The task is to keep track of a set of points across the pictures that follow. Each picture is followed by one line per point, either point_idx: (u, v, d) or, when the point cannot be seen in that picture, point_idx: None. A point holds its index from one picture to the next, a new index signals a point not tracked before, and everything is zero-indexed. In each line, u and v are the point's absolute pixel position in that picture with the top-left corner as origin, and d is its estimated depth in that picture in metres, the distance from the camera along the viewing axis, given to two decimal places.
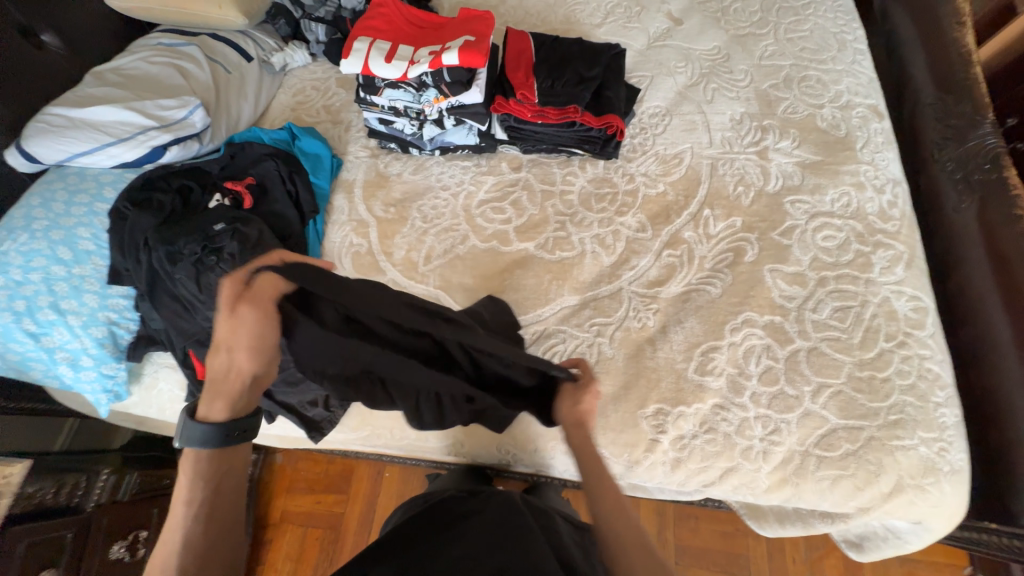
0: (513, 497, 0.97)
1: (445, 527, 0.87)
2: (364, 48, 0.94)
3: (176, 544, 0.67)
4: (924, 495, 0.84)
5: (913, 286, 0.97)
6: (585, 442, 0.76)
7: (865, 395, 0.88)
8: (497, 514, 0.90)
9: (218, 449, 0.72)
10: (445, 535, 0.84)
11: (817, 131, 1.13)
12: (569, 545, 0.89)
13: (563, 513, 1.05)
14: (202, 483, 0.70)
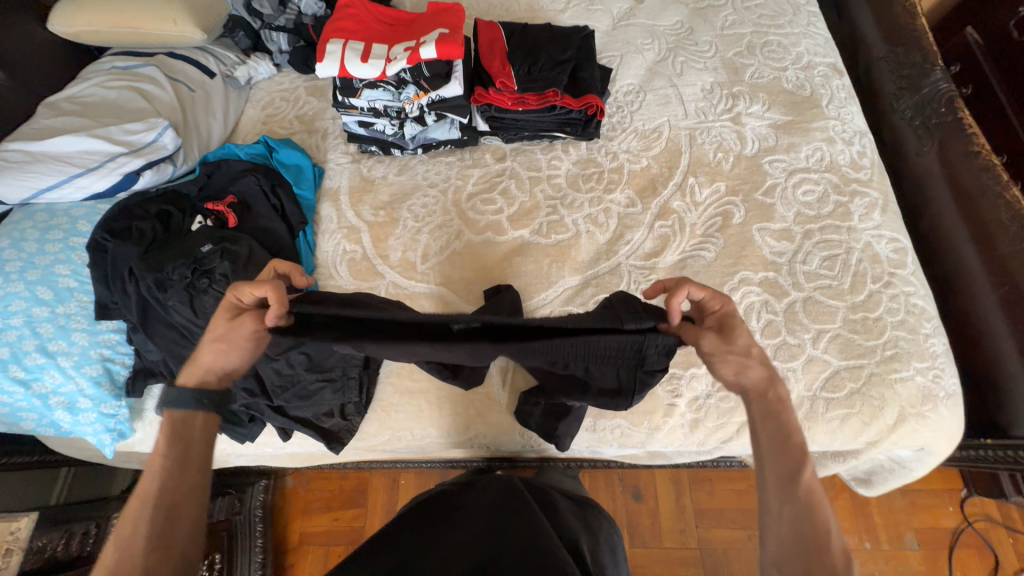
0: (511, 480, 1.00)
1: (443, 518, 0.90)
2: (338, 50, 0.92)
3: (148, 492, 0.60)
4: (925, 421, 0.89)
5: (891, 229, 1.02)
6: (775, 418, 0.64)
7: (861, 335, 0.93)
8: (494, 496, 0.93)
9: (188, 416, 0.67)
10: (443, 524, 0.88)
11: (784, 93, 1.18)
12: (569, 520, 0.94)
13: (562, 489, 1.09)
14: (183, 440, 0.66)
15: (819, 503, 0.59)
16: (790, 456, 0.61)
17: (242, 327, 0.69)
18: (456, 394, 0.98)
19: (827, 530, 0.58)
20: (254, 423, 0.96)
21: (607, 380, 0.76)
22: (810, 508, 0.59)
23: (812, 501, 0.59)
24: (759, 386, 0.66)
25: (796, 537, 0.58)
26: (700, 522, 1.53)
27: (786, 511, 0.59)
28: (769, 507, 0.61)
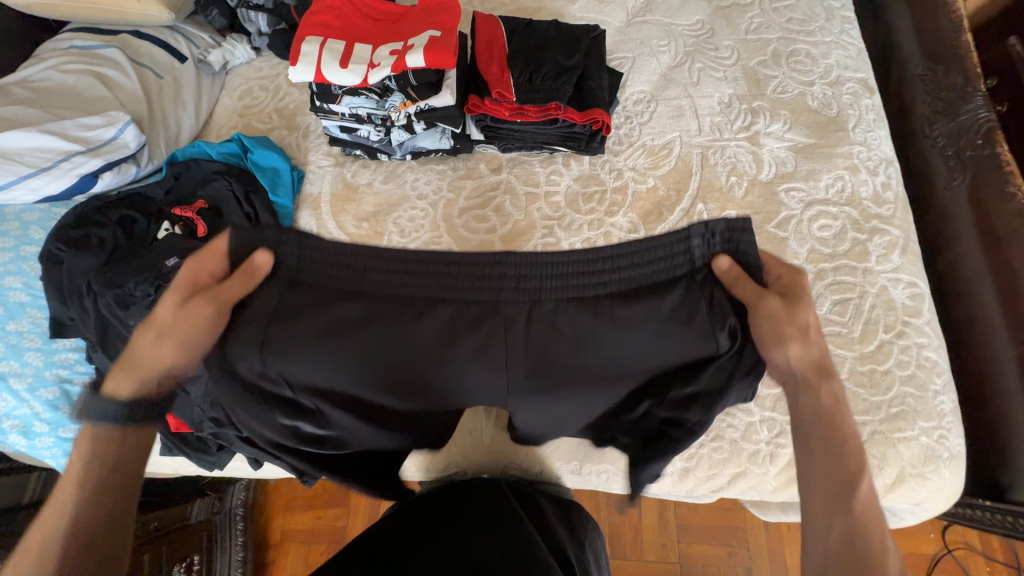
0: (500, 488, 0.89)
1: (432, 518, 0.81)
2: (315, 51, 0.81)
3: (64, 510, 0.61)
4: (925, 482, 0.85)
5: (910, 272, 0.95)
6: (836, 400, 0.62)
7: (867, 390, 0.87)
8: (480, 501, 0.85)
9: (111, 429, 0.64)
10: (433, 525, 0.79)
11: (808, 112, 1.08)
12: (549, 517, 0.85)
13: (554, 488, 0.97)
14: (113, 444, 0.64)
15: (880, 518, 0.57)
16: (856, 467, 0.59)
17: (194, 312, 0.60)
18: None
19: (880, 541, 0.56)
20: (222, 451, 0.91)
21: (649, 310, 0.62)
22: (866, 516, 0.57)
23: (864, 509, 0.57)
24: (812, 377, 0.63)
25: (846, 544, 0.56)
26: (681, 537, 1.53)
27: (847, 518, 0.57)
28: (813, 517, 0.60)
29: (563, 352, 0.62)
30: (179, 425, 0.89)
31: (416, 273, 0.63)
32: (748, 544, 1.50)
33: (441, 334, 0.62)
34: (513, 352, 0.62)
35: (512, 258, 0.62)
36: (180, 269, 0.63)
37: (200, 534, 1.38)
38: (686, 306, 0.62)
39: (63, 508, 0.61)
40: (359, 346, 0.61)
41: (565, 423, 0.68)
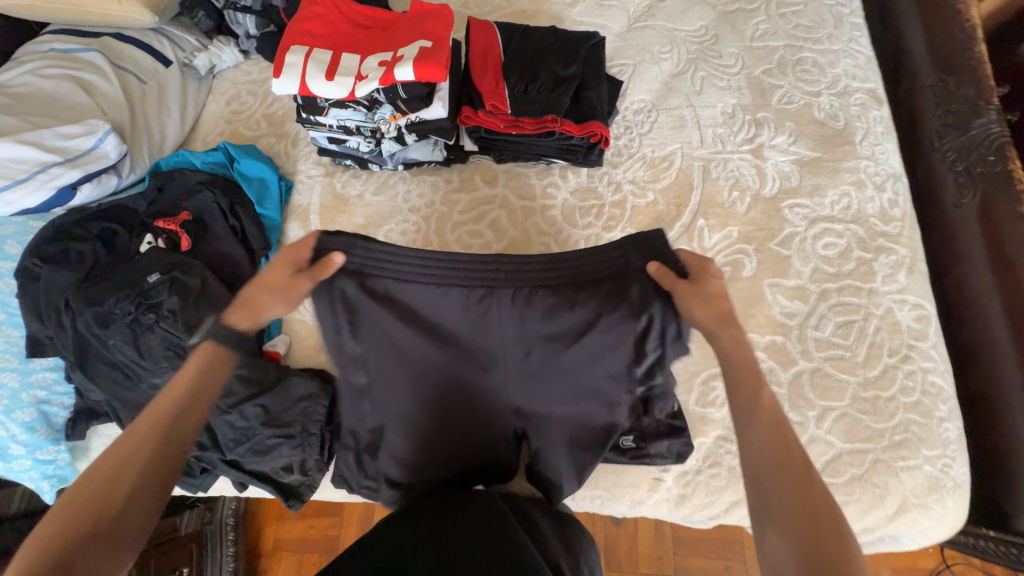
0: (496, 502, 0.79)
1: (418, 529, 0.73)
2: (299, 62, 0.78)
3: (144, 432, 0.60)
4: (927, 512, 0.82)
5: (916, 293, 0.92)
6: (736, 339, 0.65)
7: (870, 417, 0.85)
8: (474, 518, 0.75)
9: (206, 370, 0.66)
10: (420, 536, 0.72)
11: (814, 124, 1.05)
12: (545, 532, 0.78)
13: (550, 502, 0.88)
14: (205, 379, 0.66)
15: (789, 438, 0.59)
16: (754, 391, 0.62)
17: (298, 288, 0.67)
18: (470, 448, 0.83)
19: (801, 458, 0.57)
20: (206, 474, 0.89)
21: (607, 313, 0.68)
22: (778, 442, 0.58)
23: (773, 426, 0.59)
24: (710, 327, 0.65)
25: (770, 465, 0.58)
26: (678, 549, 1.51)
27: (759, 447, 0.59)
28: (746, 443, 0.60)
29: (536, 346, 0.71)
30: None
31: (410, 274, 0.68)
32: (745, 558, 1.49)
33: (466, 323, 0.70)
34: (524, 340, 0.70)
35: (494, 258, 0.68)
36: (279, 251, 0.70)
37: (187, 548, 1.36)
38: (618, 289, 0.67)
39: (144, 425, 0.61)
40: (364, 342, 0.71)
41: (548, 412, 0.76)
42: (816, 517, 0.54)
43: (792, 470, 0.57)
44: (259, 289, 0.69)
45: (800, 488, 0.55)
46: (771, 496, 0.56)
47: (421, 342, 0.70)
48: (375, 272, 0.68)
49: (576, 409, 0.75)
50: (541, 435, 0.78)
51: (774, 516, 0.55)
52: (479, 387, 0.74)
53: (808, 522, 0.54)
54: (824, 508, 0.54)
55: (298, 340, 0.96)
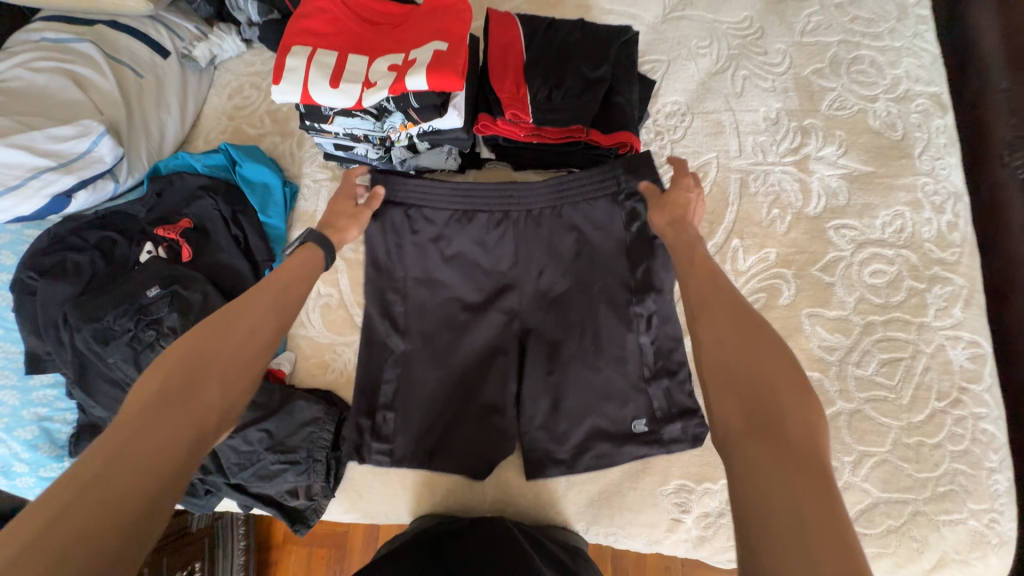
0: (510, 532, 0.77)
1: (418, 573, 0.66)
2: (301, 67, 0.70)
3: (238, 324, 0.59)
4: (969, 569, 0.76)
5: (972, 329, 0.84)
6: (683, 234, 0.68)
7: (912, 465, 0.79)
8: (488, 550, 0.73)
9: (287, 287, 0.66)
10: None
11: (868, 133, 0.94)
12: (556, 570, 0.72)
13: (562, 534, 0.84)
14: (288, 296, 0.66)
15: (715, 272, 0.60)
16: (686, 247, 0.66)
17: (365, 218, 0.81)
18: (489, 385, 0.86)
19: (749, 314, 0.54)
20: (211, 495, 0.86)
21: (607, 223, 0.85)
22: (721, 308, 0.55)
23: (717, 294, 0.57)
24: (665, 228, 0.71)
25: (720, 332, 0.53)
26: None
27: (706, 321, 0.55)
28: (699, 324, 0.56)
29: (548, 254, 0.87)
30: None
31: (447, 206, 0.87)
32: None
33: (491, 240, 0.88)
34: (538, 252, 0.87)
35: (512, 188, 0.86)
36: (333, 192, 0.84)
37: (201, 540, 1.35)
38: (609, 204, 0.84)
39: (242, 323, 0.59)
40: (410, 264, 0.87)
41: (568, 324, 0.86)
42: (778, 364, 0.48)
43: (746, 328, 0.52)
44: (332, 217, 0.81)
45: (722, 306, 0.55)
46: (731, 364, 0.51)
47: (456, 264, 0.88)
48: (423, 205, 0.86)
49: (592, 328, 0.84)
50: (556, 364, 0.85)
51: (708, 358, 0.53)
52: (504, 299, 0.88)
53: (766, 372, 0.48)
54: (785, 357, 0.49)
55: (304, 356, 0.92)
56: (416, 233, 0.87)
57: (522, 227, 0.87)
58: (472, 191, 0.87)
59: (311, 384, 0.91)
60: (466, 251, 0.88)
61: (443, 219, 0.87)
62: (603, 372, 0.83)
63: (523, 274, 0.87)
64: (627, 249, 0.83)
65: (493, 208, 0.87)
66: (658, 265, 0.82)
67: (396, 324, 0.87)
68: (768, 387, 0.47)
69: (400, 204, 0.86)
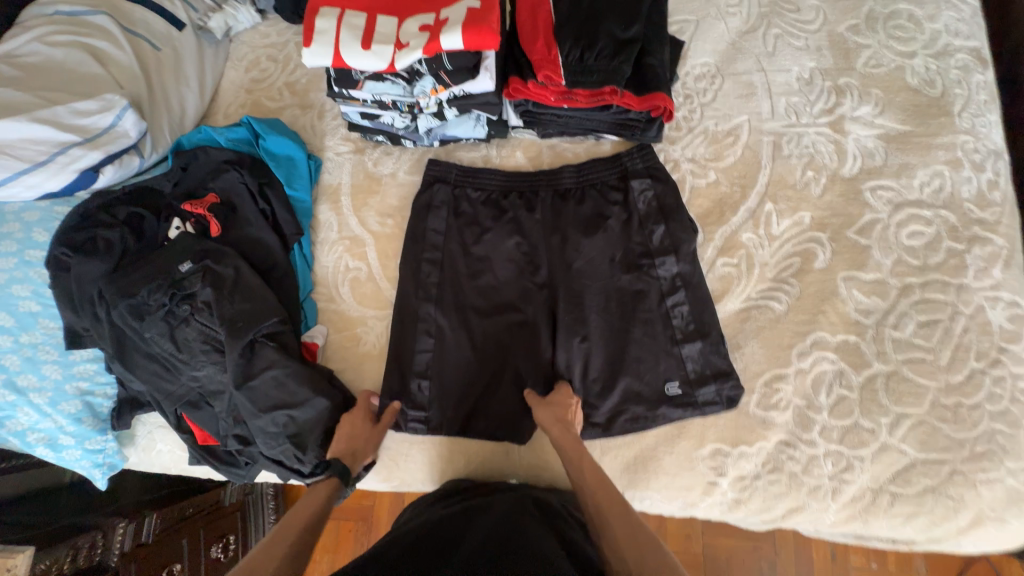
0: (525, 497, 0.78)
1: (442, 529, 0.72)
2: (332, 28, 0.69)
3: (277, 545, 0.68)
4: (1004, 527, 0.77)
5: (1012, 289, 0.82)
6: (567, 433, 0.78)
7: (950, 425, 0.78)
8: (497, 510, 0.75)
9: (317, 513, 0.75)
10: (444, 538, 0.70)
11: (906, 91, 0.92)
12: (574, 536, 0.73)
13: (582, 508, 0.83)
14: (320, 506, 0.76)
15: (604, 485, 0.72)
16: (578, 461, 0.75)
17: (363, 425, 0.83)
18: (520, 355, 0.87)
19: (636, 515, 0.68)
20: (250, 465, 0.87)
21: (626, 201, 0.90)
22: (620, 516, 0.68)
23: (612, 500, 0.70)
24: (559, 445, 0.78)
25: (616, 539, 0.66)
26: (706, 527, 1.38)
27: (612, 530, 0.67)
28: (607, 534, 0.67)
29: (572, 226, 0.90)
30: (206, 437, 0.87)
31: (478, 189, 0.94)
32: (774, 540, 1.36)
33: (518, 219, 0.92)
34: (562, 226, 0.90)
35: (536, 172, 0.93)
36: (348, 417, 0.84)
37: (234, 515, 1.31)
38: (623, 181, 0.91)
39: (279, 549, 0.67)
40: (442, 242, 0.91)
41: (594, 290, 0.87)
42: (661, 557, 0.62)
43: (635, 530, 0.66)
44: (348, 441, 0.81)
45: (617, 514, 0.68)
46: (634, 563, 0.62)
47: (484, 240, 0.91)
48: (459, 188, 0.94)
49: (615, 293, 0.87)
50: (586, 326, 0.86)
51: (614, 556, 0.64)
52: (532, 273, 0.90)
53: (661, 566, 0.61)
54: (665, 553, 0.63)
55: (335, 330, 0.92)
56: (450, 214, 0.92)
57: (546, 206, 0.92)
58: (500, 174, 0.94)
59: (344, 357, 0.91)
60: (495, 229, 0.92)
61: (474, 202, 0.93)
62: (634, 333, 0.85)
63: (552, 245, 0.90)
64: (642, 220, 0.89)
65: (519, 188, 0.93)
66: (675, 231, 0.87)
67: (427, 297, 0.89)
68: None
69: (433, 188, 0.94)
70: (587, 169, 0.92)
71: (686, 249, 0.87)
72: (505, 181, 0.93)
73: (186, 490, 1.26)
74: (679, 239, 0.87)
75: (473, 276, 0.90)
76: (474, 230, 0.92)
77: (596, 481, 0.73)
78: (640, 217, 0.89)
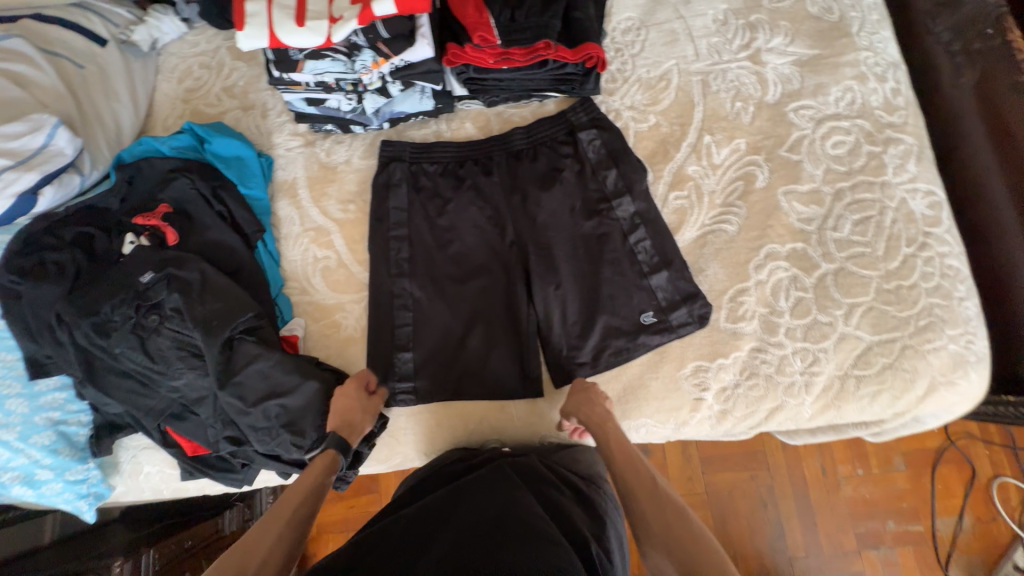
0: (516, 465, 0.80)
1: (452, 496, 0.74)
2: (263, 10, 0.70)
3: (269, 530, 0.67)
4: (954, 388, 0.85)
5: (927, 180, 0.92)
6: (606, 421, 0.79)
7: (894, 306, 0.87)
8: (489, 481, 0.76)
9: (315, 491, 0.74)
10: (445, 509, 0.71)
11: (809, 20, 1.00)
12: (564, 501, 0.76)
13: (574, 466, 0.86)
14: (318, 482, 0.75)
15: (640, 464, 0.74)
16: (613, 443, 0.77)
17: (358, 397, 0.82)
18: (497, 314, 0.89)
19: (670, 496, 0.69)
20: (247, 467, 0.86)
21: (577, 155, 0.94)
22: (652, 495, 0.69)
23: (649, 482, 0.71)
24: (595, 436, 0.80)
25: (648, 519, 0.67)
26: (706, 466, 1.44)
27: (646, 512, 0.68)
28: (642, 514, 0.68)
29: (529, 185, 0.93)
30: (196, 448, 0.85)
31: (435, 163, 0.96)
32: (769, 467, 1.43)
33: (477, 185, 0.95)
34: (520, 186, 0.93)
35: (489, 138, 0.96)
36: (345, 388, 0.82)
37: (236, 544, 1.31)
38: (571, 135, 0.96)
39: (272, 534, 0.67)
40: (407, 218, 0.93)
41: (558, 241, 0.91)
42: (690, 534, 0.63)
43: (667, 509, 0.67)
44: (340, 411, 0.80)
45: (649, 494, 0.69)
46: (664, 540, 0.63)
47: (448, 211, 0.93)
48: (417, 164, 0.96)
49: (579, 240, 0.91)
50: (555, 276, 0.90)
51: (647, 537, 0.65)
52: (498, 235, 0.93)
53: (688, 541, 0.62)
54: (696, 528, 0.64)
55: (313, 320, 0.92)
56: (410, 191, 0.94)
57: (502, 170, 0.95)
58: (454, 145, 0.96)
59: (326, 345, 0.91)
60: (457, 199, 0.94)
61: (434, 176, 0.95)
62: (604, 274, 0.89)
63: (513, 205, 0.93)
64: (594, 168, 0.93)
65: (473, 156, 0.96)
66: (627, 172, 0.92)
67: (400, 273, 0.90)
68: (694, 558, 0.60)
69: (390, 167, 0.95)
70: (536, 130, 0.96)
71: (640, 188, 0.91)
72: (460, 151, 0.96)
73: (181, 525, 1.20)
74: (632, 180, 0.92)
75: (442, 247, 0.92)
76: (436, 203, 0.94)
77: (632, 463, 0.74)
78: (592, 165, 0.93)
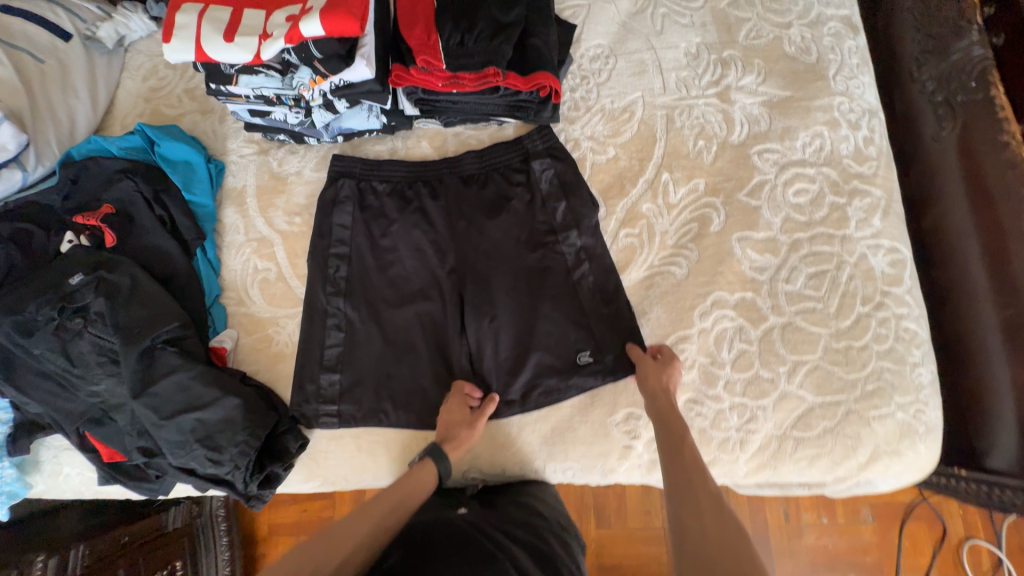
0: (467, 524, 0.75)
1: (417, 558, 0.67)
2: (193, 24, 0.72)
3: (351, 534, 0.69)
4: (899, 459, 0.81)
5: (891, 236, 0.88)
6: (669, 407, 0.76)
7: (842, 367, 0.82)
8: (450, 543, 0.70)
9: (404, 499, 0.75)
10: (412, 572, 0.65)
11: (784, 60, 0.96)
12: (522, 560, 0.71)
13: (508, 510, 0.82)
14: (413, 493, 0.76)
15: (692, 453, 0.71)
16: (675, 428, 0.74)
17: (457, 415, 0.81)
18: (433, 342, 0.87)
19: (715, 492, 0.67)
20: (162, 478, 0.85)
21: (529, 185, 0.91)
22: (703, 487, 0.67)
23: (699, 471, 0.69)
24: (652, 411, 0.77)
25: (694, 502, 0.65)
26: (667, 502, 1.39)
27: (694, 494, 0.66)
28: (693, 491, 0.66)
29: (478, 211, 0.91)
30: (112, 454, 0.83)
31: (384, 181, 0.94)
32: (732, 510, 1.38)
33: (425, 207, 0.92)
34: (468, 212, 0.91)
35: (441, 160, 0.94)
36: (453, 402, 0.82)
37: (183, 539, 1.24)
38: (525, 163, 0.93)
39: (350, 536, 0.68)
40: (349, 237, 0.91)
41: (500, 272, 0.88)
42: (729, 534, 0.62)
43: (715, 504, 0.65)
44: (449, 426, 0.81)
45: (700, 485, 0.67)
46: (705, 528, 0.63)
47: (391, 232, 0.91)
48: (366, 180, 0.94)
49: (521, 272, 0.88)
50: (492, 307, 0.87)
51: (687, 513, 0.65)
52: (441, 260, 0.90)
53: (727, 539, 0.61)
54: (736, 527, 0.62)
55: (246, 332, 0.91)
56: (355, 208, 0.92)
57: (452, 193, 0.93)
58: (405, 164, 0.94)
59: (256, 358, 0.89)
60: (403, 219, 0.92)
61: (382, 194, 0.93)
62: (543, 309, 0.86)
63: (458, 231, 0.90)
64: (544, 200, 0.90)
65: (426, 176, 0.94)
66: (576, 207, 0.89)
67: (337, 293, 0.89)
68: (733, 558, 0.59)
69: (336, 182, 0.93)
70: (490, 154, 0.93)
71: (588, 223, 0.89)
72: (410, 171, 0.94)
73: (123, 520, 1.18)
74: (581, 214, 0.89)
75: (382, 269, 0.90)
76: (381, 223, 0.92)
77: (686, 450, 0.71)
78: (542, 196, 0.91)
